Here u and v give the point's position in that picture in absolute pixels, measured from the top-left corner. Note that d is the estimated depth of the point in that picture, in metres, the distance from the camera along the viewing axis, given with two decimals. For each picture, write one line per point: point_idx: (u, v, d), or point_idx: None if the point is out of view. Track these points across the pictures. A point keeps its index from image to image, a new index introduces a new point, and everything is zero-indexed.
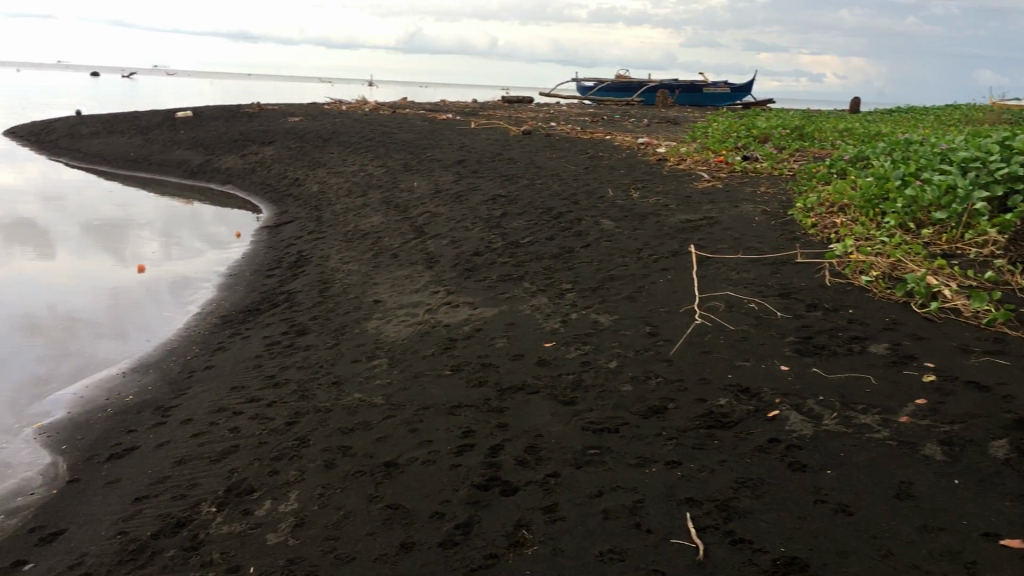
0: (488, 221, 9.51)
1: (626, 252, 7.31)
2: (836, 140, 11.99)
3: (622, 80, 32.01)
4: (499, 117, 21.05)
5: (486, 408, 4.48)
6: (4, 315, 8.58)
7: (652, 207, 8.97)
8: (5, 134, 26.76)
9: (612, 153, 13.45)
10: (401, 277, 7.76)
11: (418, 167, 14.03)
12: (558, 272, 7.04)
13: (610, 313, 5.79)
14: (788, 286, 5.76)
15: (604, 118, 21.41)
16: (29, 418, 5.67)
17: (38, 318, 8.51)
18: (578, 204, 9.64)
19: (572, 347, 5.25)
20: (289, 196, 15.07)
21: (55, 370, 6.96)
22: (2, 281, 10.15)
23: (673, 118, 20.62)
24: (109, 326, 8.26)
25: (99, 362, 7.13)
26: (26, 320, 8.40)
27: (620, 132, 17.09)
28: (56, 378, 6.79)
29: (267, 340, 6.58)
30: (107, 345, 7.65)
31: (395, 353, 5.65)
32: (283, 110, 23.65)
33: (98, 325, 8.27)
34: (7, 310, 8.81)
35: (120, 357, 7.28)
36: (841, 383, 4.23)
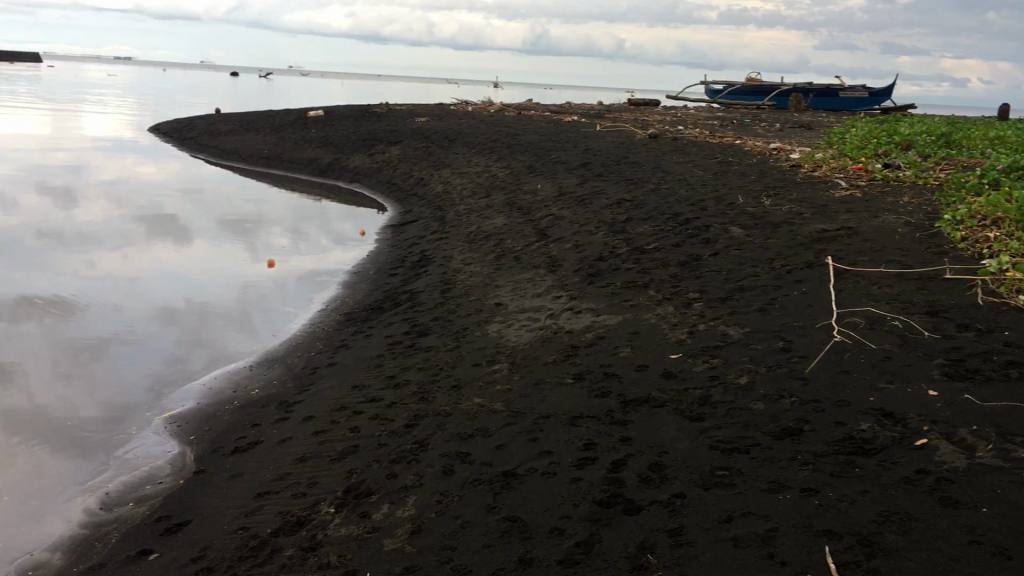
0: (612, 225, 9.34)
1: (756, 262, 7.02)
2: (988, 148, 11.29)
3: (752, 83, 31.20)
4: (626, 120, 20.81)
5: (609, 420, 4.33)
6: (145, 304, 8.94)
7: (785, 215, 8.62)
8: (151, 130, 28.15)
9: (742, 158, 13.05)
10: (524, 280, 7.68)
11: (543, 169, 13.96)
12: (685, 281, 6.82)
13: (740, 325, 5.54)
14: (935, 304, 5.39)
15: (734, 122, 20.89)
16: (160, 408, 5.83)
17: (176, 308, 8.82)
18: (707, 210, 9.35)
19: (699, 359, 5.04)
20: (414, 195, 15.26)
21: (189, 359, 7.17)
22: (144, 270, 10.59)
23: (807, 124, 19.93)
24: (241, 318, 8.48)
25: (230, 353, 7.31)
26: (165, 310, 8.72)
27: (751, 137, 16.60)
28: (189, 367, 6.99)
29: (389, 339, 6.60)
30: (238, 336, 7.85)
31: (516, 359, 5.56)
32: (411, 110, 24.03)
33: (229, 317, 8.50)
34: (147, 299, 9.17)
35: (250, 348, 7.44)
36: (997, 411, 3.90)
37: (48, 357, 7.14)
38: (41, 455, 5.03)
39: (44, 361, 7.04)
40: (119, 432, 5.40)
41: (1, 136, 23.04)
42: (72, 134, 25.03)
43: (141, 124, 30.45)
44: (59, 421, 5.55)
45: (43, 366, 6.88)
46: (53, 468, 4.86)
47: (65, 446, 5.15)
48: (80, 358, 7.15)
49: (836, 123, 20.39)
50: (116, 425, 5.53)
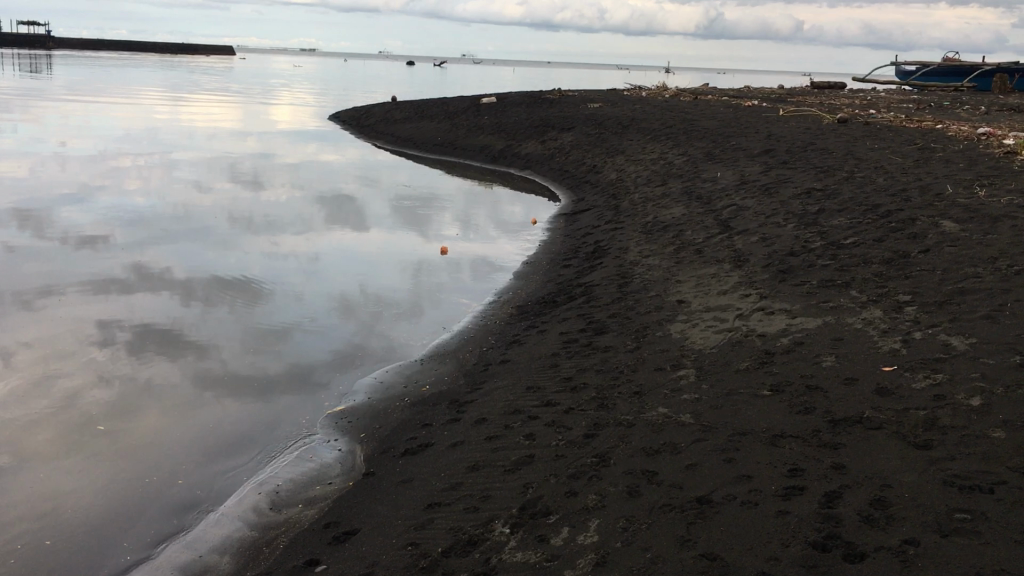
0: (803, 216, 8.66)
1: (976, 261, 6.23)
2: None
3: (951, 63, 29.00)
4: (810, 103, 19.69)
5: (816, 442, 3.82)
6: (323, 288, 9.01)
7: (1005, 207, 7.70)
8: (330, 118, 29.10)
9: (947, 144, 11.94)
10: (708, 276, 7.17)
11: (722, 156, 13.29)
12: (892, 281, 6.12)
13: (964, 335, 4.85)
14: None
15: (932, 105, 19.38)
16: (329, 401, 5.74)
17: (352, 293, 8.84)
18: (911, 201, 8.51)
19: (918, 374, 4.42)
20: (587, 183, 14.90)
21: (366, 343, 7.09)
22: (322, 253, 10.73)
23: (1017, 106, 18.23)
24: (415, 304, 8.37)
25: (406, 338, 7.18)
26: (342, 295, 8.74)
27: (954, 120, 15.27)
28: (366, 351, 6.89)
29: (564, 336, 6.27)
30: (413, 322, 7.72)
31: (704, 364, 5.09)
32: (583, 96, 23.66)
33: (401, 303, 8.41)
34: (325, 282, 9.24)
35: (425, 334, 7.28)
36: None
37: (228, 337, 7.24)
38: (218, 448, 5.04)
39: (224, 342, 7.13)
40: (287, 425, 5.33)
41: (195, 125, 24.34)
42: (261, 122, 26.14)
43: (320, 112, 31.55)
44: (237, 412, 5.57)
45: (222, 349, 6.96)
46: (230, 463, 4.85)
47: (242, 440, 5.15)
48: (257, 339, 7.21)
49: None
50: (288, 418, 5.48)
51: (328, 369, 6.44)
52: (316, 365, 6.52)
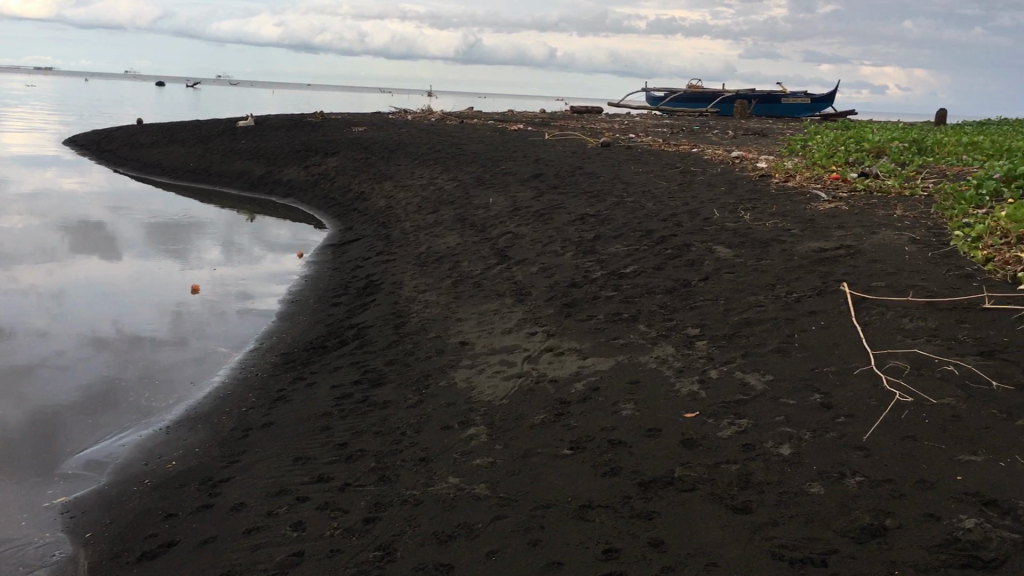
0: (580, 244, 8.43)
1: (755, 289, 6.15)
2: (963, 155, 10.72)
3: (695, 89, 30.77)
4: (573, 127, 20.02)
5: (627, 513, 3.42)
6: (65, 327, 7.83)
7: (772, 231, 7.81)
8: (68, 142, 26.50)
9: (705, 168, 12.27)
10: (489, 312, 6.73)
11: (493, 181, 13.02)
12: (678, 313, 5.93)
13: (760, 372, 4.65)
14: (985, 343, 4.55)
15: (685, 129, 20.22)
16: (67, 481, 4.77)
17: (103, 332, 7.73)
18: (682, 226, 8.50)
19: (722, 421, 4.15)
20: (354, 211, 14.18)
21: (118, 395, 6.09)
22: (62, 287, 9.40)
23: (758, 131, 19.37)
24: (176, 346, 7.38)
25: (166, 391, 6.23)
26: (90, 335, 7.61)
27: (705, 144, 15.90)
28: (116, 406, 5.89)
29: (337, 390, 5.61)
30: (174, 369, 6.74)
31: (494, 420, 4.62)
32: (347, 120, 22.86)
33: (159, 344, 7.39)
34: (67, 321, 8.04)
35: (188, 386, 6.35)
36: None
37: None
38: None
39: None
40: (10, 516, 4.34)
41: None
42: None
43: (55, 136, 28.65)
44: None
45: None
46: None
47: None
48: None
49: (788, 130, 19.87)
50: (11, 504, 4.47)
51: (67, 433, 5.41)
52: (53, 427, 5.48)
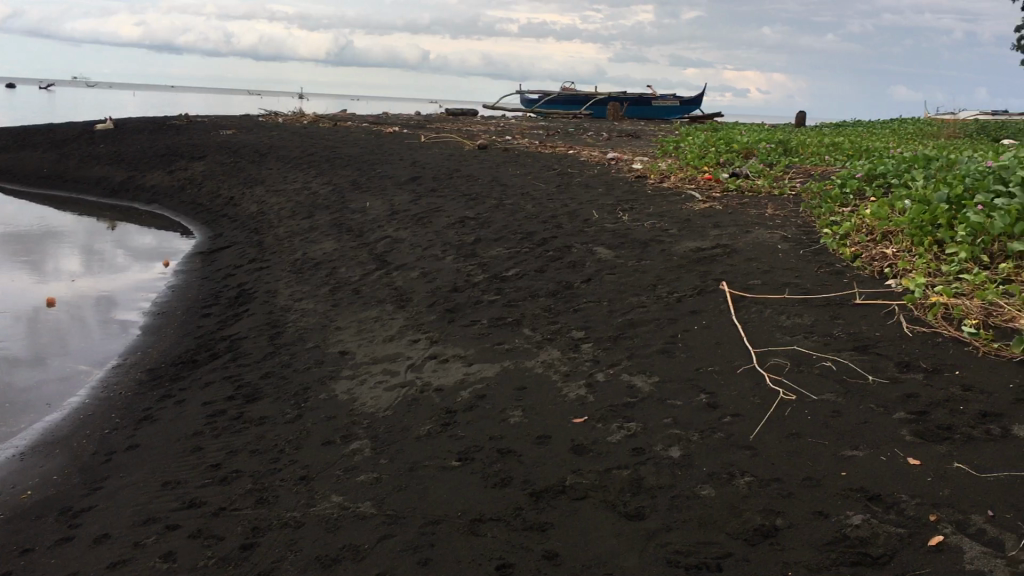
0: (460, 247, 8.32)
1: (637, 289, 6.17)
2: (826, 155, 11.15)
3: (568, 92, 31.15)
4: (448, 130, 19.90)
5: (519, 525, 3.32)
6: None
7: (650, 231, 7.89)
8: None
9: (582, 169, 12.36)
10: (369, 320, 6.53)
11: (369, 185, 12.76)
12: (561, 316, 5.89)
13: (646, 374, 4.64)
14: (859, 338, 4.67)
15: (559, 130, 20.40)
16: None
17: None
18: (562, 227, 8.50)
19: (611, 425, 4.11)
20: (223, 217, 13.65)
21: None
22: None
23: (631, 133, 19.72)
24: (32, 364, 6.89)
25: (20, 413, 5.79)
26: None
27: (580, 146, 16.06)
28: None
29: (209, 407, 5.32)
30: (30, 389, 6.29)
31: (378, 433, 4.45)
32: (215, 122, 22.08)
33: (12, 363, 6.88)
34: None
35: (45, 407, 5.92)
36: (1009, 484, 3.13)
37: None
38: None
39: None
40: None
41: None
42: None
43: None
44: None
45: None
46: None
47: None
48: None
49: (659, 132, 20.30)
50: None
51: None
52: None
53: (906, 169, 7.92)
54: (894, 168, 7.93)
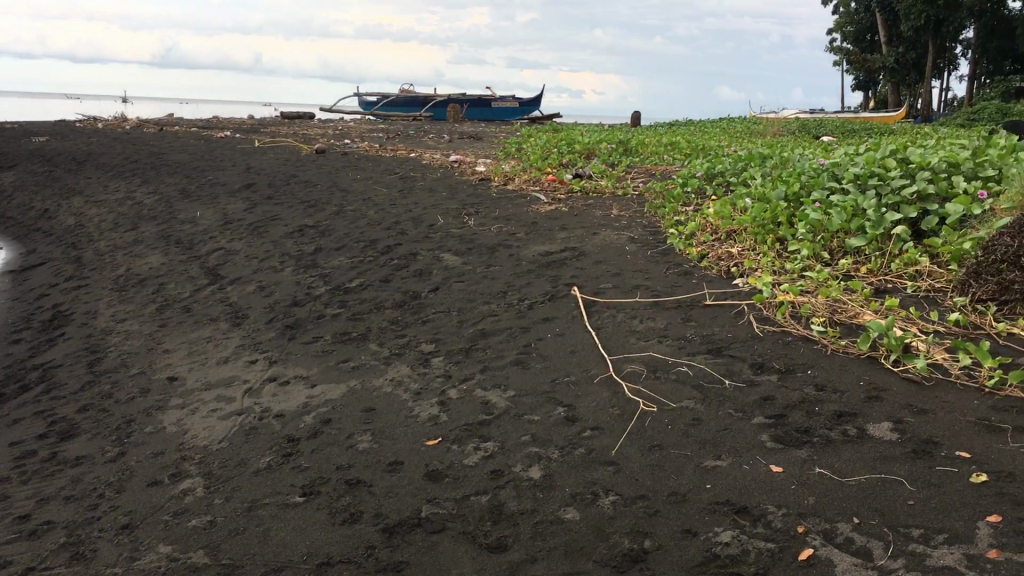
0: (299, 258, 7.90)
1: (486, 298, 5.98)
2: (664, 154, 11.35)
3: (407, 94, 30.78)
4: (284, 134, 19.18)
5: (372, 567, 3.03)
6: None
7: (497, 235, 7.73)
8: None
9: (424, 173, 12.09)
10: (200, 340, 6.05)
11: (199, 193, 12.06)
12: (409, 329, 5.62)
13: (501, 390, 4.44)
14: (711, 340, 4.63)
15: (399, 133, 20.05)
16: None
17: None
18: (406, 234, 8.21)
19: (467, 447, 3.88)
20: (37, 231, 12.58)
21: None
22: None
23: (472, 135, 19.59)
24: None
25: None
26: None
27: (421, 149, 15.78)
28: None
29: (17, 448, 4.74)
30: None
31: (213, 469, 4.05)
32: (24, 129, 20.44)
33: None
34: None
35: None
36: (871, 487, 3.09)
37: None
38: None
39: None
40: None
41: None
42: None
43: None
44: None
45: None
46: None
47: None
48: None
49: (501, 133, 20.27)
50: None
51: None
52: None
53: (743, 167, 8.09)
54: (732, 167, 8.09)
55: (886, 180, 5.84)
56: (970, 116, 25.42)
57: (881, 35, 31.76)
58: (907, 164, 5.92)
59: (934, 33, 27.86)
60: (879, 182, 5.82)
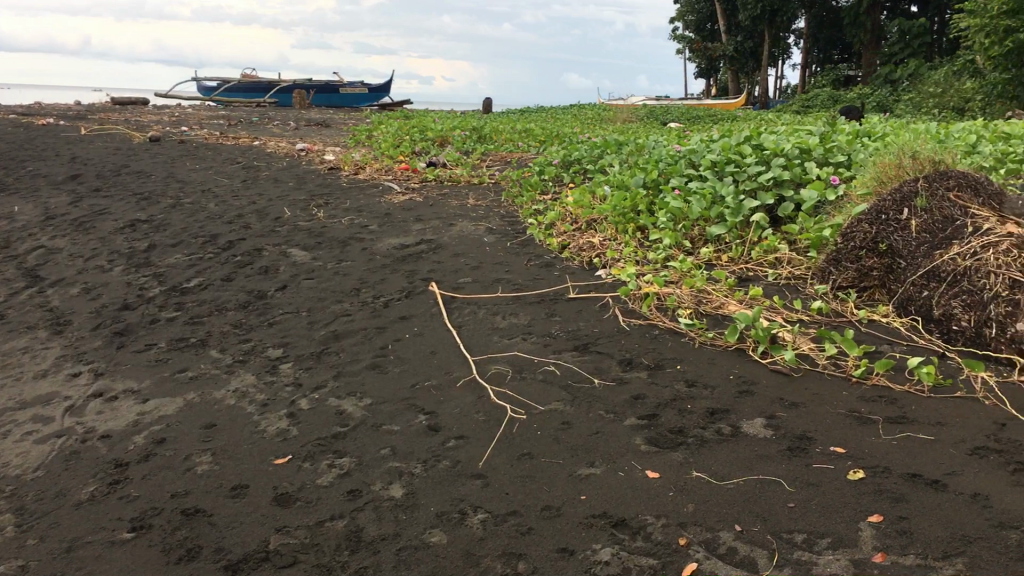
0: (132, 255, 7.28)
1: (339, 296, 5.62)
2: (518, 141, 11.19)
3: (250, 79, 29.60)
4: (115, 121, 17.99)
5: None
6: None
7: (348, 228, 7.35)
8: None
9: (269, 162, 11.50)
10: (16, 351, 5.41)
11: (18, 185, 11.05)
12: (255, 332, 5.19)
13: (357, 398, 4.12)
14: (577, 336, 4.44)
15: (242, 120, 19.17)
16: None
17: None
18: (250, 228, 7.71)
19: (320, 464, 3.54)
20: None
21: None
22: None
23: (319, 121, 18.94)
24: None
25: None
26: None
27: (265, 137, 15.06)
28: None
29: None
30: None
31: (26, 503, 3.55)
32: None
33: None
34: None
35: None
36: (749, 490, 2.95)
37: None
38: None
39: None
40: None
41: None
42: None
43: None
44: None
45: None
46: None
47: None
48: None
49: (351, 120, 19.72)
50: None
51: None
52: None
53: (599, 155, 8.00)
54: (588, 154, 7.99)
55: (742, 167, 5.83)
56: (804, 103, 26.55)
57: (721, 25, 32.79)
58: (762, 150, 5.92)
59: (768, 23, 28.97)
60: (735, 169, 5.80)
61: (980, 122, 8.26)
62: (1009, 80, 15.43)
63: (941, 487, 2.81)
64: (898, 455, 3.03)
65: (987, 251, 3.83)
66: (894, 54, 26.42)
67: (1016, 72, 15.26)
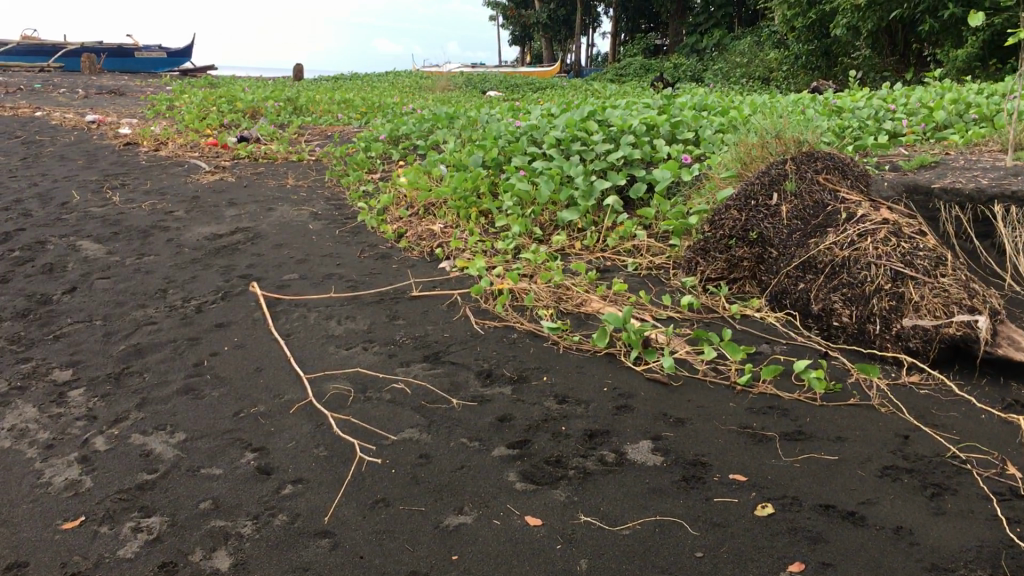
0: None
1: (141, 299, 4.82)
2: (337, 112, 10.44)
3: (30, 41, 26.90)
4: None
5: None
6: None
7: (150, 214, 6.46)
8: None
9: (52, 136, 10.20)
10: None
11: None
12: (37, 349, 4.33)
13: (167, 433, 3.42)
14: (425, 343, 3.91)
15: (21, 87, 17.25)
16: None
17: None
18: (31, 215, 6.66)
19: (123, 527, 2.84)
20: None
21: None
22: None
23: (111, 89, 17.30)
24: None
25: None
26: None
27: (47, 107, 13.50)
28: None
29: None
30: None
31: None
32: None
33: None
34: None
35: None
36: (649, 536, 2.51)
37: None
38: None
39: None
40: None
41: None
42: None
43: None
44: None
45: None
46: None
47: None
48: None
49: (148, 87, 18.17)
50: None
51: None
52: None
53: (429, 129, 7.44)
54: (418, 129, 7.42)
55: (588, 145, 5.46)
56: (618, 70, 26.84)
57: None
58: (609, 128, 5.58)
59: None
60: (583, 147, 5.42)
61: (805, 94, 8.27)
62: (811, 52, 15.95)
63: (859, 520, 2.48)
64: (804, 480, 2.69)
65: (864, 239, 3.61)
66: (699, 24, 27.11)
67: (817, 44, 15.81)
